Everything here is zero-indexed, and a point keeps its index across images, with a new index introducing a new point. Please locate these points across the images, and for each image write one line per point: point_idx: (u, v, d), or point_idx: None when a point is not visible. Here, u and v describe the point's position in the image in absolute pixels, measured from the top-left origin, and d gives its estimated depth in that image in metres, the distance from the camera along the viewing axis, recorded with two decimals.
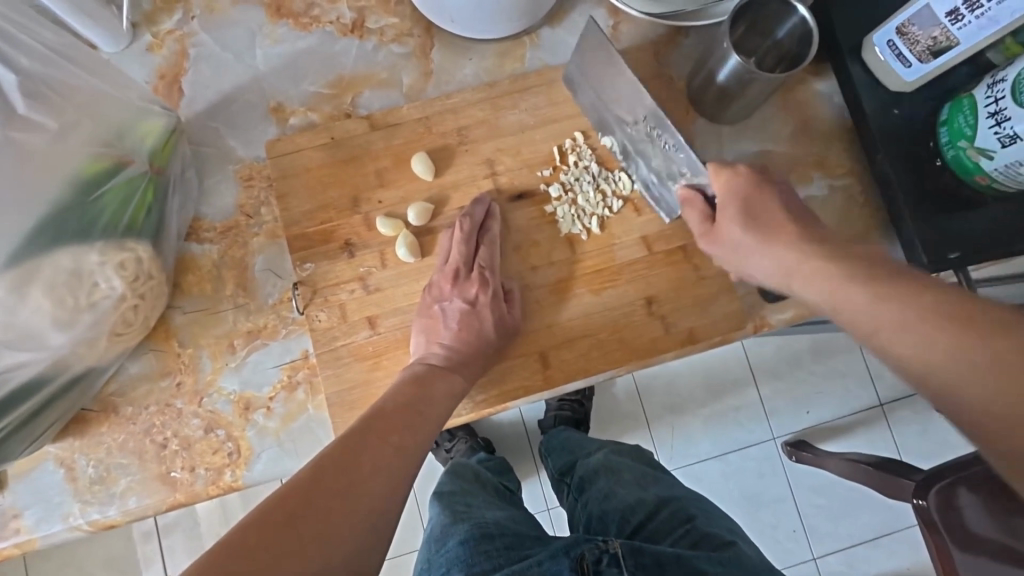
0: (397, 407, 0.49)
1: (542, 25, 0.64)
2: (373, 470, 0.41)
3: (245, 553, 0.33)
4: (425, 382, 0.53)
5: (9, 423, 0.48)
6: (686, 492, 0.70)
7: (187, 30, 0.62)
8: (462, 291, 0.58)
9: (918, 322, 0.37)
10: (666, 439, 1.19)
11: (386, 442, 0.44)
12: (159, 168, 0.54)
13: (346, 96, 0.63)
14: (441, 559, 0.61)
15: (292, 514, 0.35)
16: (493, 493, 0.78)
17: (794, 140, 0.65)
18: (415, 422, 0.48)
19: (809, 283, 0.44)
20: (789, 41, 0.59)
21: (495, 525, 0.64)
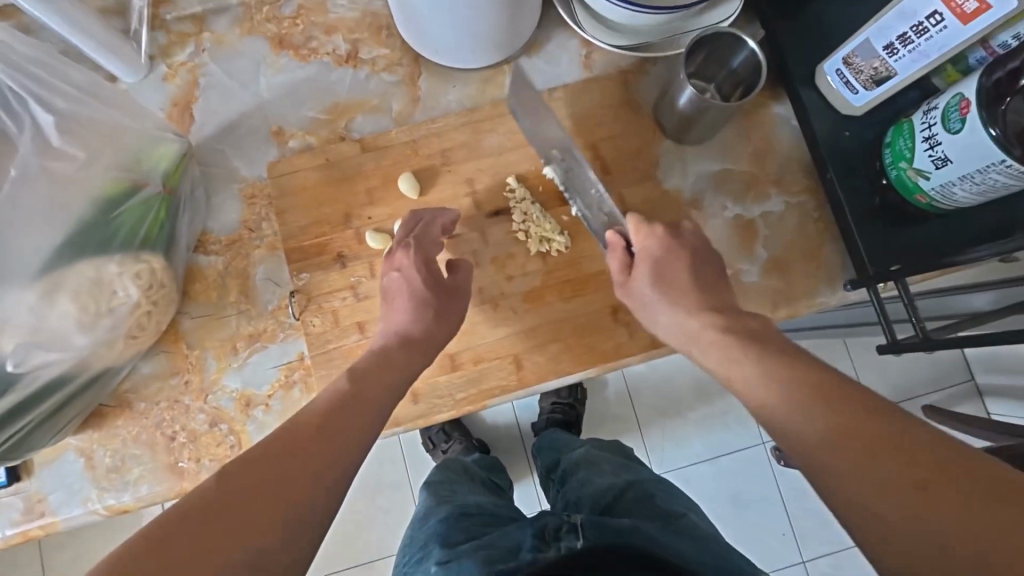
0: (352, 381, 0.52)
1: (520, 55, 0.70)
2: (317, 450, 0.44)
3: (196, 517, 0.37)
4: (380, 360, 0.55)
5: (34, 417, 0.54)
6: (652, 478, 0.74)
7: (198, 61, 0.69)
8: (405, 270, 0.60)
9: (834, 419, 0.38)
10: (657, 444, 1.23)
11: (340, 421, 0.47)
12: (171, 189, 0.60)
13: (341, 121, 0.69)
14: (423, 536, 0.67)
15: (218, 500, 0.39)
16: (480, 485, 0.82)
17: (753, 159, 0.70)
18: (370, 397, 0.51)
19: (707, 349, 0.50)
20: (745, 70, 0.64)
21: (475, 506, 0.70)
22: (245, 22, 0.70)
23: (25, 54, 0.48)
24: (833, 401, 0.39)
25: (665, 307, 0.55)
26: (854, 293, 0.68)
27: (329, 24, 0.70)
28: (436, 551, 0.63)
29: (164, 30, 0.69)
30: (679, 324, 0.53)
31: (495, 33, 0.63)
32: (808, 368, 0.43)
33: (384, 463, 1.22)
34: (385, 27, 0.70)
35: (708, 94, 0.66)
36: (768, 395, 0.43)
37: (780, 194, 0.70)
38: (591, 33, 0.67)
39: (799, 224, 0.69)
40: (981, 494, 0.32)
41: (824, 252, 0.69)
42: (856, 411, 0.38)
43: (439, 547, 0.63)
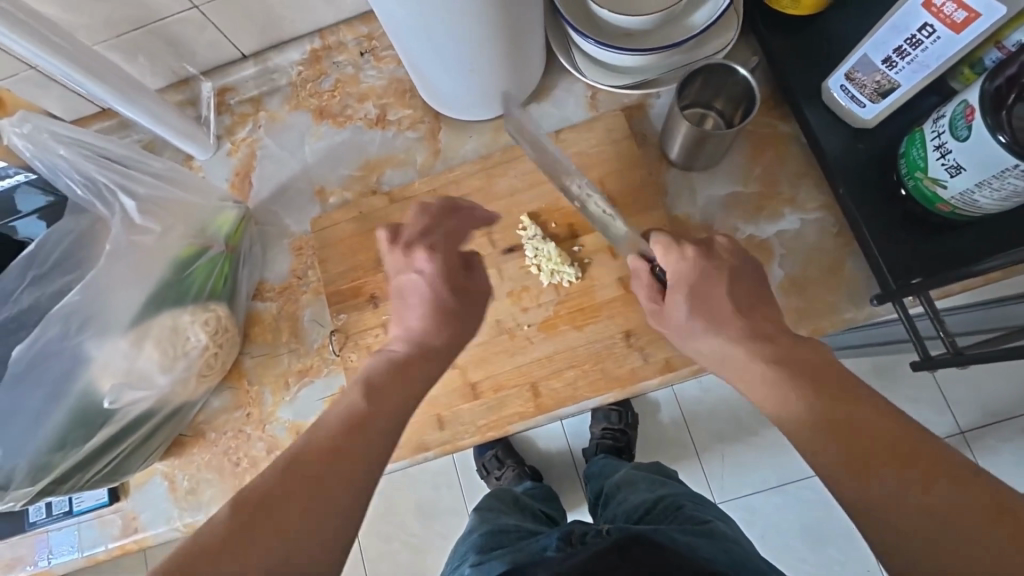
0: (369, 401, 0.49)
1: (528, 103, 0.77)
2: (319, 488, 0.42)
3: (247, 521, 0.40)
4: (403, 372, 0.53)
5: (125, 447, 0.65)
6: (684, 491, 0.75)
7: (255, 136, 0.81)
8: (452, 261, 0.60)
9: (902, 467, 0.37)
10: (717, 472, 1.19)
11: (352, 445, 0.45)
12: (232, 248, 0.70)
13: (372, 176, 0.78)
14: (463, 549, 0.75)
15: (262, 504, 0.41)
16: (529, 515, 0.85)
17: (764, 180, 0.71)
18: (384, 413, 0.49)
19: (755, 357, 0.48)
20: (740, 92, 0.67)
21: (512, 525, 0.76)
22: (293, 99, 0.81)
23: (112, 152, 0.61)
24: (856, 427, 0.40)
25: (706, 336, 0.51)
26: (880, 308, 0.65)
27: (361, 92, 0.80)
28: (473, 557, 0.70)
29: (228, 113, 0.82)
30: (717, 352, 0.51)
31: (498, 86, 0.70)
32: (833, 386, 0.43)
33: (441, 488, 1.28)
34: (408, 90, 0.79)
35: (710, 118, 0.71)
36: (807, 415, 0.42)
37: (794, 213, 0.70)
38: (589, 76, 0.72)
39: (817, 242, 0.68)
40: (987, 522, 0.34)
41: (845, 268, 0.67)
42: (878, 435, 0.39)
43: (475, 555, 0.70)
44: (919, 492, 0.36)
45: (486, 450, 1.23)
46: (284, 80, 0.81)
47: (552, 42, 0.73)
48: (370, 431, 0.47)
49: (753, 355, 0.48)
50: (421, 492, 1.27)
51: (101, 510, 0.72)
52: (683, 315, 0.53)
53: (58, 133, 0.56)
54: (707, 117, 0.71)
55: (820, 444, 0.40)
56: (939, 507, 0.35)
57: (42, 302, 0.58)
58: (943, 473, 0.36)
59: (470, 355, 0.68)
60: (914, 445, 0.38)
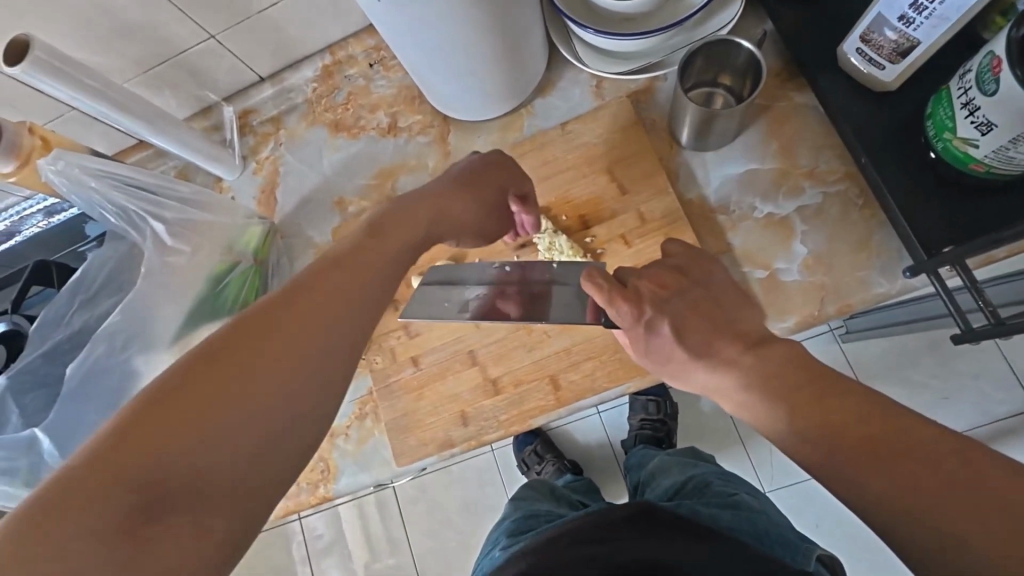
0: (296, 290, 0.41)
1: (534, 98, 0.77)
2: (272, 359, 0.37)
3: (167, 397, 0.34)
4: (340, 266, 0.44)
5: None
6: (713, 470, 0.75)
7: (278, 153, 0.85)
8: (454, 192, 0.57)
9: (866, 423, 0.34)
10: (765, 459, 1.16)
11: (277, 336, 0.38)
12: (260, 261, 0.76)
13: (387, 183, 0.80)
14: (496, 535, 0.77)
15: (191, 381, 0.35)
16: (565, 503, 0.85)
17: (781, 154, 0.68)
18: (328, 298, 0.41)
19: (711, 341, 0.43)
20: (745, 65, 0.65)
21: (543, 509, 0.78)
22: (310, 115, 0.85)
23: (143, 181, 0.65)
24: (816, 410, 0.36)
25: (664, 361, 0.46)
26: (915, 280, 0.62)
27: (372, 103, 0.83)
28: (505, 538, 0.72)
29: (251, 133, 0.86)
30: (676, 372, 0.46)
31: (499, 84, 0.71)
32: (793, 366, 0.39)
33: (484, 485, 1.30)
34: (417, 97, 0.81)
35: (718, 95, 0.70)
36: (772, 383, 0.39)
37: (815, 186, 0.67)
38: (590, 66, 0.71)
39: (842, 214, 0.65)
40: (988, 512, 0.28)
41: (875, 240, 0.64)
42: (846, 419, 0.34)
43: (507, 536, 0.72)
44: (884, 447, 0.32)
45: (526, 445, 1.25)
46: (300, 97, 0.85)
47: (553, 34, 0.73)
48: (320, 316, 0.40)
49: (715, 348, 0.42)
50: (464, 489, 1.30)
51: None
52: (643, 327, 0.46)
53: (88, 167, 0.60)
54: (715, 96, 0.70)
55: (793, 412, 0.37)
56: (905, 457, 0.31)
57: (92, 322, 0.64)
58: (909, 430, 0.32)
59: (490, 352, 0.69)
60: (876, 405, 0.34)
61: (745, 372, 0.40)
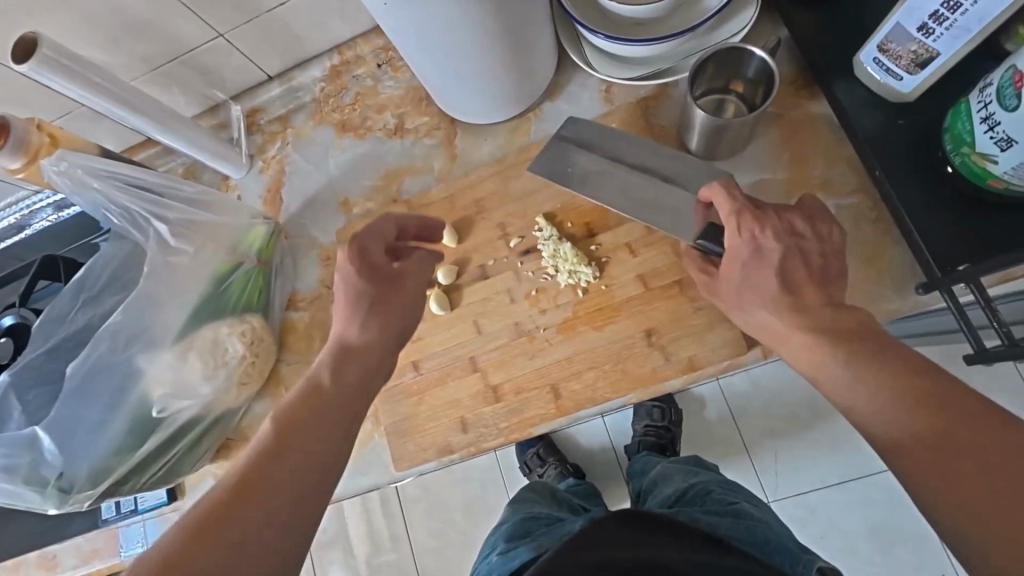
0: (293, 417, 0.49)
1: (542, 101, 0.76)
2: (282, 485, 0.44)
3: (201, 534, 0.41)
4: (346, 358, 0.54)
5: (179, 451, 0.69)
6: (715, 479, 0.74)
7: (284, 152, 0.85)
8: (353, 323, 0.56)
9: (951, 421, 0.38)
10: (769, 468, 1.15)
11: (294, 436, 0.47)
12: (264, 261, 0.75)
13: (393, 185, 0.80)
14: (493, 538, 0.76)
15: (215, 520, 0.42)
16: (566, 507, 0.84)
17: (792, 165, 0.67)
18: (334, 400, 0.50)
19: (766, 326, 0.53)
20: (757, 72, 0.64)
21: (542, 513, 0.78)
22: (317, 114, 0.84)
23: (147, 183, 0.65)
24: (902, 407, 0.40)
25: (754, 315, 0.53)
26: (928, 297, 0.60)
27: (380, 103, 0.82)
28: (501, 542, 0.72)
29: (259, 132, 0.86)
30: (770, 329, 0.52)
31: (507, 87, 0.70)
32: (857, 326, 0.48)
33: (485, 486, 1.30)
34: (425, 98, 0.80)
35: (729, 103, 0.68)
36: (859, 381, 0.43)
37: (827, 198, 0.65)
38: (600, 70, 0.70)
39: (854, 228, 0.63)
40: None
41: (887, 255, 0.62)
42: (935, 419, 0.38)
43: (503, 540, 0.72)
44: (971, 445, 0.36)
45: (529, 448, 1.24)
46: (308, 96, 0.85)
47: (562, 36, 0.72)
48: (327, 428, 0.49)
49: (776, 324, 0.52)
50: (466, 489, 1.30)
51: (162, 509, 0.78)
52: (750, 251, 0.54)
53: (92, 168, 0.61)
54: (726, 103, 0.68)
55: (880, 406, 0.41)
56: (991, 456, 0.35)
57: (95, 321, 0.65)
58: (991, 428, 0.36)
59: (492, 358, 0.69)
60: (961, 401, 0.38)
61: (854, 367, 0.44)
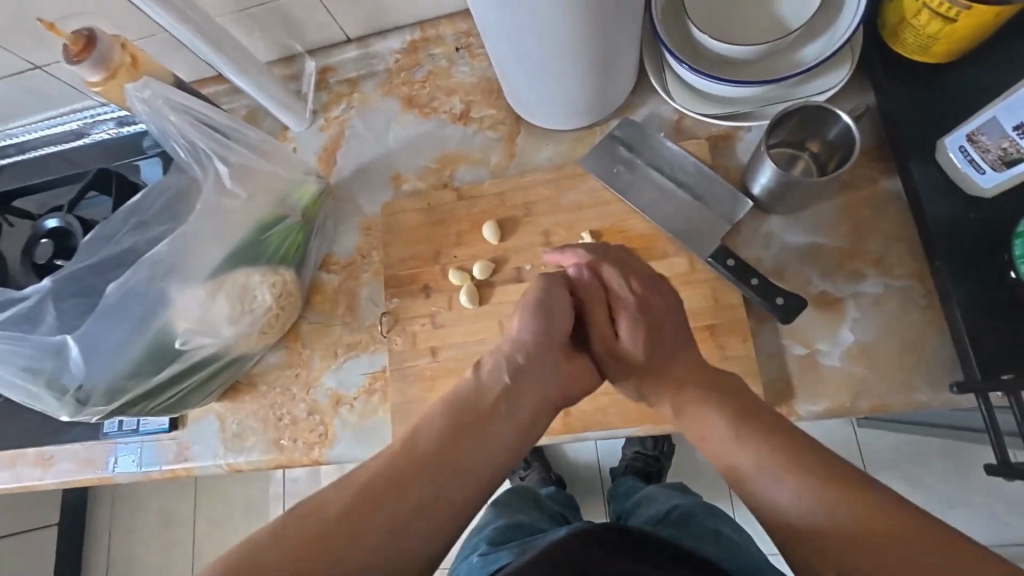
0: (444, 443, 0.48)
1: (611, 118, 0.75)
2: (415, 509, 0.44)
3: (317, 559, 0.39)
4: (507, 398, 0.52)
5: (191, 383, 0.71)
6: (698, 503, 0.74)
7: (347, 115, 0.85)
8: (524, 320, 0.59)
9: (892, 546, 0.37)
10: (750, 523, 1.14)
11: (425, 484, 0.45)
12: (307, 218, 0.76)
13: (447, 170, 0.80)
14: (473, 541, 0.77)
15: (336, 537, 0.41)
16: (547, 516, 0.85)
17: (850, 235, 0.65)
18: (483, 447, 0.49)
19: (715, 440, 0.51)
20: (838, 138, 0.63)
21: (525, 523, 0.78)
22: (387, 85, 0.85)
23: (219, 123, 0.67)
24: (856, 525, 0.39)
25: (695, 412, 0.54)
26: (960, 397, 0.59)
27: (450, 87, 0.82)
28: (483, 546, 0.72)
29: (326, 90, 0.86)
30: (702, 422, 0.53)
31: (582, 99, 0.69)
32: (734, 383, 0.55)
33: None
34: (495, 91, 0.80)
35: (801, 160, 0.67)
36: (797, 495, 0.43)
37: (878, 276, 0.64)
38: (677, 100, 0.70)
39: (900, 312, 0.62)
40: None
41: (928, 346, 0.61)
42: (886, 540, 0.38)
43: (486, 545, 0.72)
44: None
45: None
46: (381, 65, 0.85)
47: (645, 60, 0.72)
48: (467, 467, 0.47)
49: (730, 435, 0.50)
50: None
51: (160, 435, 0.80)
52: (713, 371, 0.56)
53: (172, 99, 0.63)
54: (797, 160, 0.67)
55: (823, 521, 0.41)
56: None
57: (140, 245, 0.66)
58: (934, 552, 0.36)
59: None
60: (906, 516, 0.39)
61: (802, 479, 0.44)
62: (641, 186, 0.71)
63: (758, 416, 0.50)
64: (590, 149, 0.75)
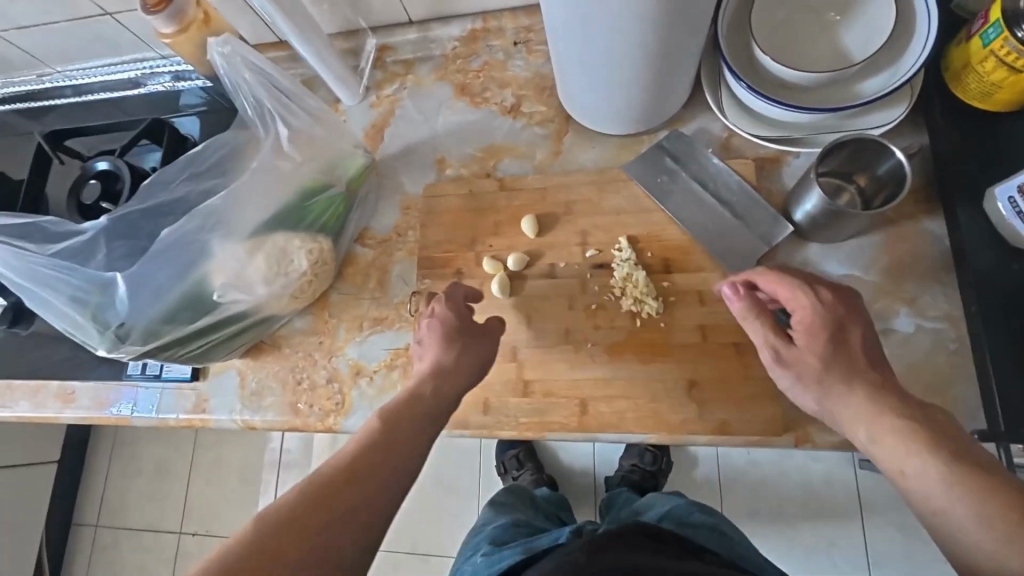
0: (367, 448, 0.51)
1: (661, 128, 0.76)
2: (343, 517, 0.46)
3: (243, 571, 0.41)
4: (411, 399, 0.56)
5: (219, 337, 0.72)
6: (691, 504, 0.75)
7: (399, 96, 0.87)
8: (426, 348, 0.62)
9: None
10: None
11: (348, 494, 0.47)
12: (351, 190, 0.78)
13: (491, 160, 0.81)
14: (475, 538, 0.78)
15: (267, 553, 0.43)
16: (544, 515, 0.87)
17: (888, 272, 0.66)
18: (405, 455, 0.52)
19: (835, 406, 0.50)
20: (888, 174, 0.63)
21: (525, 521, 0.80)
22: (441, 70, 0.86)
23: (286, 87, 0.68)
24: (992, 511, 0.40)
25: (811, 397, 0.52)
26: (980, 445, 0.59)
27: (504, 79, 0.83)
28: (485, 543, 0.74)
29: (381, 69, 0.88)
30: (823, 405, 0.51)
31: (636, 106, 0.70)
32: (862, 350, 0.53)
33: (462, 467, 1.31)
34: (548, 88, 0.81)
35: (846, 192, 0.68)
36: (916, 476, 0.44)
37: (910, 315, 0.64)
38: (731, 118, 0.70)
39: (929, 353, 0.62)
40: None
41: (953, 391, 0.61)
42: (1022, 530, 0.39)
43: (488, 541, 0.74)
44: None
45: (509, 450, 1.25)
46: (438, 50, 0.86)
47: (703, 75, 0.73)
48: (387, 468, 0.50)
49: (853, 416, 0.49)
50: (442, 464, 1.32)
51: (181, 384, 0.82)
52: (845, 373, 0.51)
53: (249, 60, 0.64)
54: (843, 191, 0.67)
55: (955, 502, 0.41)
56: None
57: (192, 196, 0.68)
58: None
59: (532, 354, 0.70)
60: None
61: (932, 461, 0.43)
62: (683, 197, 0.71)
63: (885, 391, 0.49)
64: (636, 156, 0.75)
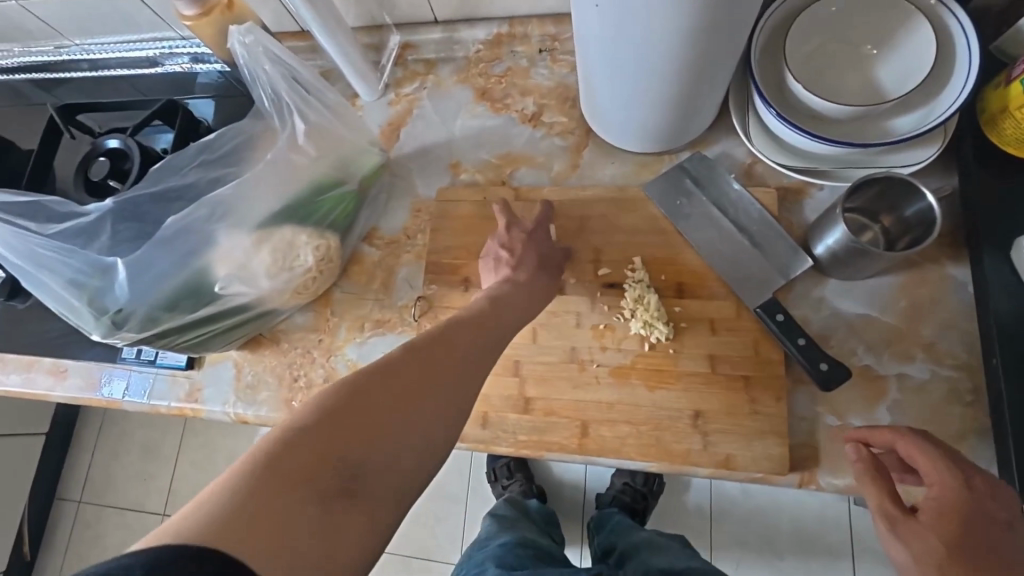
0: (441, 340, 0.53)
1: (683, 149, 0.74)
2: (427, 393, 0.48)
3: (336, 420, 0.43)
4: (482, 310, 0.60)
5: (218, 328, 0.71)
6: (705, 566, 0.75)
7: (418, 95, 0.85)
8: (500, 266, 0.68)
9: None
10: None
11: (428, 383, 0.49)
12: (362, 188, 0.77)
13: (507, 168, 0.80)
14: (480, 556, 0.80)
15: (359, 406, 0.44)
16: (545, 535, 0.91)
17: (906, 315, 0.64)
18: (472, 353, 0.55)
19: None
20: (916, 218, 0.62)
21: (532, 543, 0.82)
22: (463, 73, 0.85)
23: (307, 80, 0.66)
24: None
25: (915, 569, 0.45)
26: None
27: (526, 87, 0.82)
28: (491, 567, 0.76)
29: (403, 66, 0.87)
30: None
31: (660, 125, 0.69)
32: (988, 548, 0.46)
33: (451, 472, 1.30)
34: (570, 100, 0.80)
35: (869, 231, 0.66)
36: None
37: (927, 361, 0.62)
38: (756, 145, 0.68)
39: (944, 403, 0.61)
40: None
41: (966, 443, 0.59)
42: None
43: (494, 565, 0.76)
44: None
45: (500, 459, 1.23)
46: (462, 52, 0.85)
47: (731, 99, 0.71)
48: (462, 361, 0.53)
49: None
50: None
51: (175, 371, 0.80)
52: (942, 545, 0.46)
53: (270, 50, 0.62)
54: (866, 230, 0.66)
55: None
56: None
57: (202, 183, 0.66)
58: None
59: (535, 370, 0.68)
60: None
61: None
62: (700, 221, 0.70)
63: None
64: (656, 176, 0.74)
